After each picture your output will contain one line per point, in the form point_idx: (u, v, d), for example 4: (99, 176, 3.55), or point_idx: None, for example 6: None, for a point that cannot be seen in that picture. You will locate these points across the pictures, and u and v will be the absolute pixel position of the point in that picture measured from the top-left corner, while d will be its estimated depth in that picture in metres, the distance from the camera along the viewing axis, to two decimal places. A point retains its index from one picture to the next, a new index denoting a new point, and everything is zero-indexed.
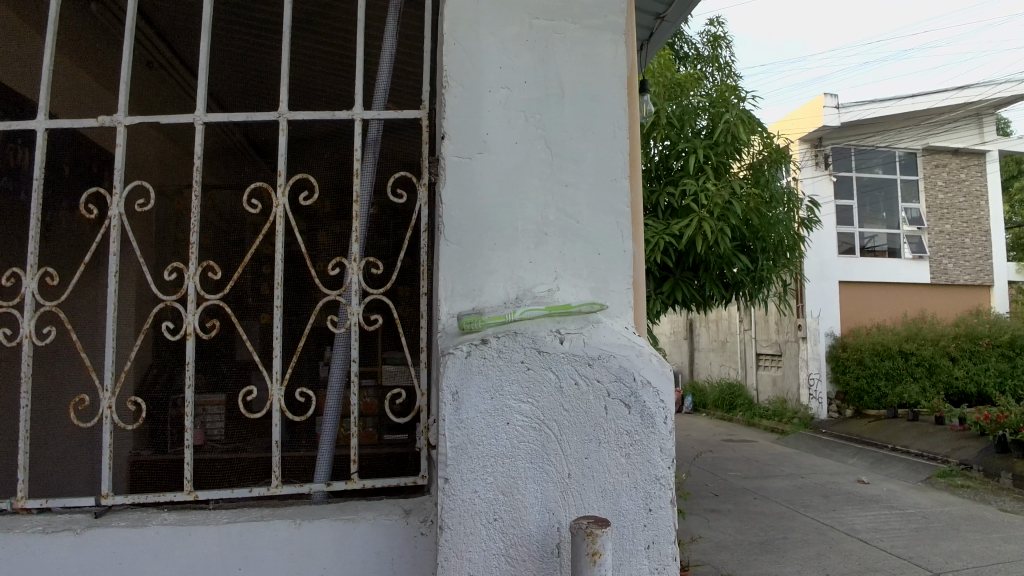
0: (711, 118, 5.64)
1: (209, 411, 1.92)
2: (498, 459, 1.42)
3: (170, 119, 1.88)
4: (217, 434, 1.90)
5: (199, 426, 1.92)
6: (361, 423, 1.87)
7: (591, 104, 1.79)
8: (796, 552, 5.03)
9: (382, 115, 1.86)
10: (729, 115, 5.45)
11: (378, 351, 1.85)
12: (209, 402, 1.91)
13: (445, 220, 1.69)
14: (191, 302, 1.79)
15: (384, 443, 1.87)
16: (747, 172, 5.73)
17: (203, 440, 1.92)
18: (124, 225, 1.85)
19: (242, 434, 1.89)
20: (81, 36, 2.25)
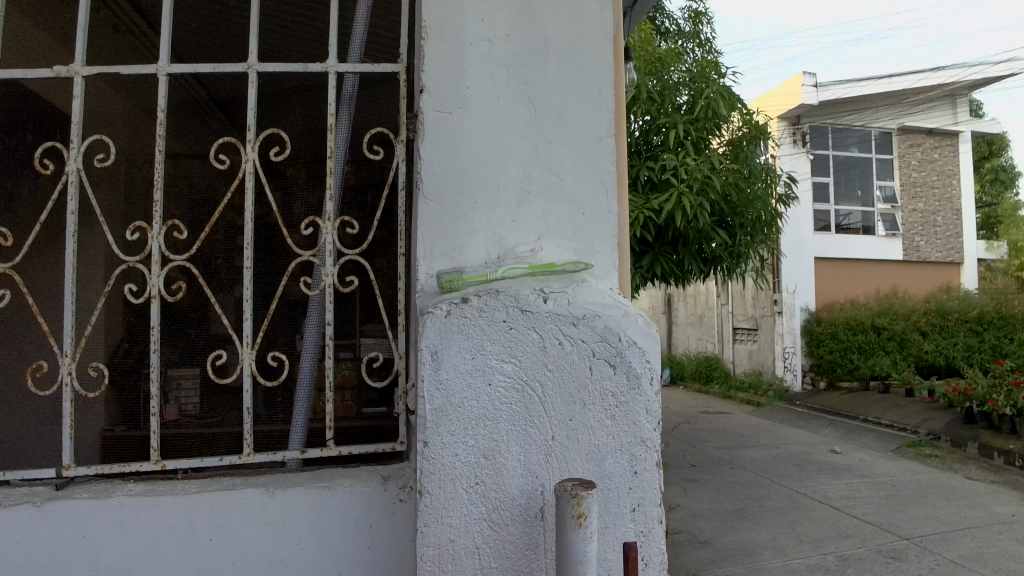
0: (691, 92, 5.59)
1: (183, 385, 1.81)
2: (479, 421, 1.37)
3: (130, 70, 1.77)
4: (191, 409, 1.80)
5: (173, 401, 1.82)
6: (339, 396, 1.79)
7: (577, 58, 1.71)
8: (770, 520, 5.11)
9: (358, 68, 1.76)
10: (709, 89, 5.41)
11: (357, 322, 1.79)
12: (182, 377, 1.81)
13: (424, 178, 1.62)
14: (156, 262, 1.72)
15: (361, 418, 1.80)
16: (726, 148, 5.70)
17: (177, 415, 1.82)
18: (82, 181, 1.76)
19: (218, 404, 1.78)
20: None
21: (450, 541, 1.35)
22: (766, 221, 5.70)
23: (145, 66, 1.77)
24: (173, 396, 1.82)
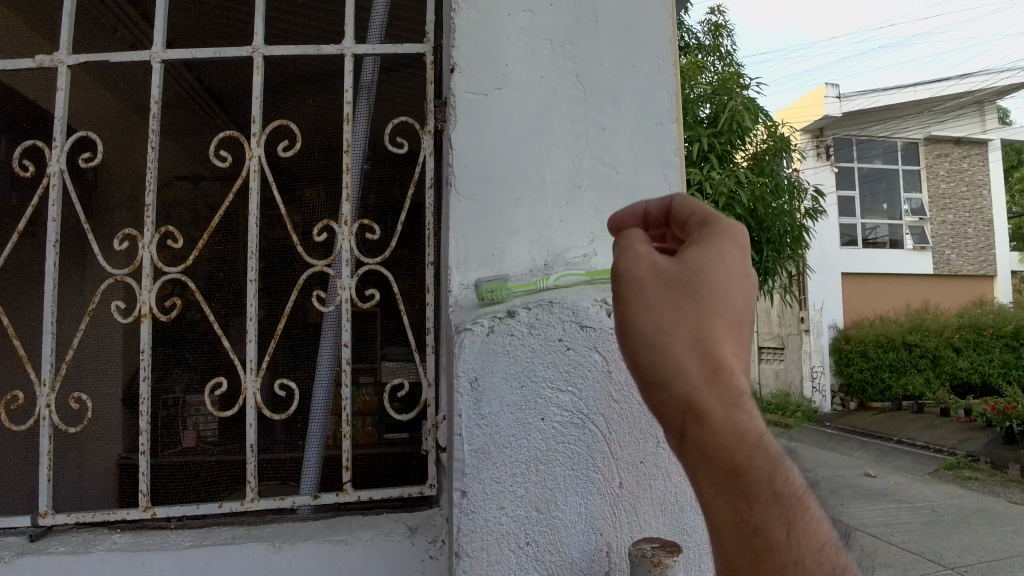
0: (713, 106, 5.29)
1: (201, 411, 1.60)
2: (530, 465, 1.11)
3: (119, 56, 1.55)
4: (212, 434, 1.60)
5: (190, 427, 1.62)
6: (360, 422, 1.56)
7: (631, 30, 1.47)
8: (804, 547, 4.77)
9: (378, 49, 1.52)
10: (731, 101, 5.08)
11: (376, 344, 1.54)
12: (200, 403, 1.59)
13: (457, 170, 1.38)
14: (146, 276, 1.49)
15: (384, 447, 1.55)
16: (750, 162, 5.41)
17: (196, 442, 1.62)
18: (66, 183, 1.53)
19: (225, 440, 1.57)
20: None
21: None
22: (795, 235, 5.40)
23: (137, 51, 1.54)
24: (189, 422, 1.61)
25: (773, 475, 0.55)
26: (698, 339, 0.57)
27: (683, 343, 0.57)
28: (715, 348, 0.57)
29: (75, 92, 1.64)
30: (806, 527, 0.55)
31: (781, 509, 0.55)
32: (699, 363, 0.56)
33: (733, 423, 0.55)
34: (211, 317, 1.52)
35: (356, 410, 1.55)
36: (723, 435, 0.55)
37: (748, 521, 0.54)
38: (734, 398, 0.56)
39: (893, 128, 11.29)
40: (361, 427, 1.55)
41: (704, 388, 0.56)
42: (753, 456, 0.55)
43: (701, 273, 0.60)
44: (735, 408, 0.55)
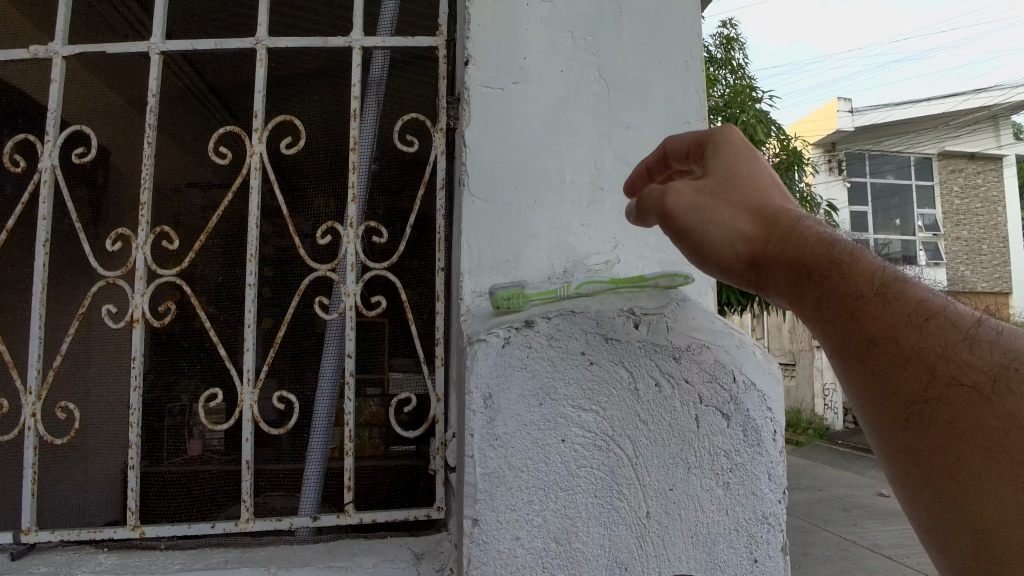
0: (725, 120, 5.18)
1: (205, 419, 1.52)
2: (549, 492, 1.01)
3: (117, 47, 1.47)
4: (216, 445, 1.49)
5: (197, 435, 1.52)
6: (366, 433, 1.48)
7: (657, 24, 1.38)
8: (818, 568, 4.62)
9: (388, 42, 1.44)
10: (744, 115, 4.98)
11: (381, 354, 1.45)
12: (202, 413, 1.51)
13: (471, 170, 1.29)
14: (139, 278, 1.40)
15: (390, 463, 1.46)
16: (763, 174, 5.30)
17: (200, 452, 1.52)
18: (58, 179, 1.45)
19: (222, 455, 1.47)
20: None
21: None
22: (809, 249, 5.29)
23: (135, 42, 1.46)
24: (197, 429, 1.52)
25: (868, 278, 0.57)
26: (738, 212, 0.67)
27: (727, 221, 0.67)
28: (753, 210, 0.66)
29: (71, 85, 1.56)
30: (956, 326, 0.53)
31: (899, 309, 0.55)
32: (747, 217, 0.66)
33: (798, 241, 0.62)
34: (207, 324, 1.43)
35: (362, 421, 1.47)
36: (797, 262, 0.60)
37: (863, 334, 0.56)
38: (790, 232, 0.62)
39: (907, 142, 11.16)
40: (366, 440, 1.48)
41: (764, 244, 0.64)
42: (832, 266, 0.58)
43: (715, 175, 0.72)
44: (797, 233, 0.62)
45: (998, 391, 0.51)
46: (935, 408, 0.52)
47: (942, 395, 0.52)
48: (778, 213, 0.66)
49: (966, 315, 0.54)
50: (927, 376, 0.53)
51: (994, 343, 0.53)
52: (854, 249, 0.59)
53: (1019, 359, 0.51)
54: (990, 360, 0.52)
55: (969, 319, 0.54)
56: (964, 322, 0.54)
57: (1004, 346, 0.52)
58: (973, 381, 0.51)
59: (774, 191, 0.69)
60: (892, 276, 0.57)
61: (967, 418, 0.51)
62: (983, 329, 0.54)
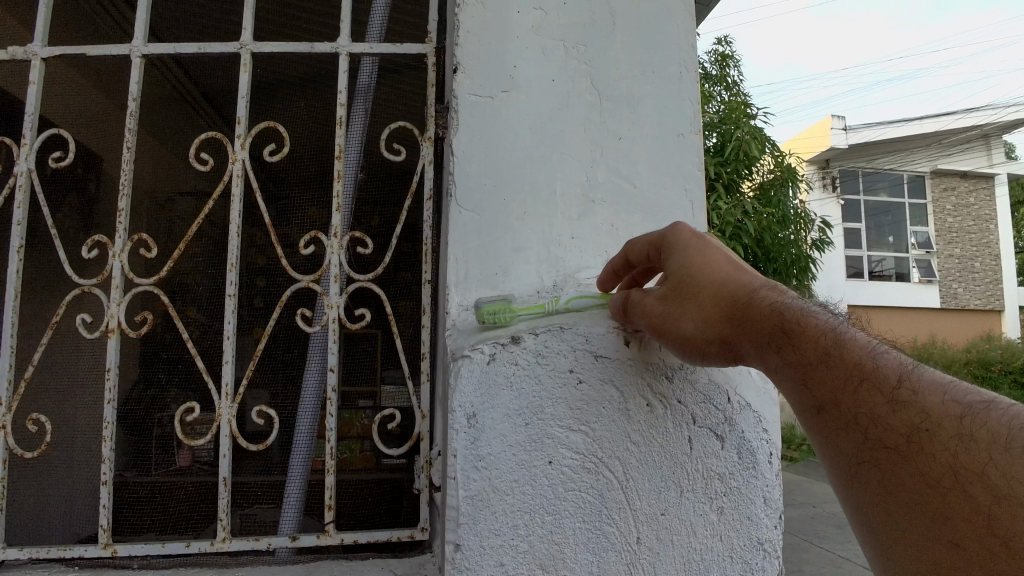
0: (720, 135, 5.17)
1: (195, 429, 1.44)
2: (536, 516, 0.96)
3: (97, 50, 1.43)
4: (205, 456, 1.42)
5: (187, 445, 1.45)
6: (356, 446, 1.41)
7: (650, 33, 1.36)
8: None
9: (376, 48, 1.40)
10: (738, 131, 4.97)
11: (375, 366, 1.41)
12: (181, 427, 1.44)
13: (458, 180, 1.26)
14: (115, 287, 1.36)
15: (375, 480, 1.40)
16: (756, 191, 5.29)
17: (189, 463, 1.45)
18: (34, 182, 1.42)
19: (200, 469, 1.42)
20: None
21: None
22: (802, 266, 5.27)
23: (116, 45, 1.43)
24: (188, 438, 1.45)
25: (810, 350, 0.70)
26: (699, 302, 0.82)
27: (692, 311, 0.83)
28: (709, 297, 0.81)
29: (49, 88, 1.52)
30: (881, 388, 0.63)
31: (833, 377, 0.67)
32: (709, 302, 0.81)
33: (754, 320, 0.76)
34: (185, 335, 1.38)
35: (351, 434, 1.40)
36: (753, 344, 0.75)
37: (811, 403, 0.69)
38: (740, 315, 0.77)
39: (899, 161, 11.22)
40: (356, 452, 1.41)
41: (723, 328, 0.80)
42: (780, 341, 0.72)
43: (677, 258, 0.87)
44: (750, 313, 0.76)
45: (916, 448, 0.60)
46: (867, 462, 0.63)
47: (874, 451, 0.63)
48: (731, 295, 0.80)
49: (893, 372, 0.64)
50: (863, 434, 0.64)
51: (914, 400, 0.62)
52: (797, 324, 0.72)
53: (933, 413, 0.60)
54: (909, 419, 0.61)
55: (895, 377, 0.64)
56: (889, 380, 0.64)
57: (922, 401, 0.61)
58: (895, 436, 0.61)
59: (731, 270, 0.82)
60: (834, 345, 0.69)
61: (891, 470, 0.61)
62: (907, 386, 0.63)
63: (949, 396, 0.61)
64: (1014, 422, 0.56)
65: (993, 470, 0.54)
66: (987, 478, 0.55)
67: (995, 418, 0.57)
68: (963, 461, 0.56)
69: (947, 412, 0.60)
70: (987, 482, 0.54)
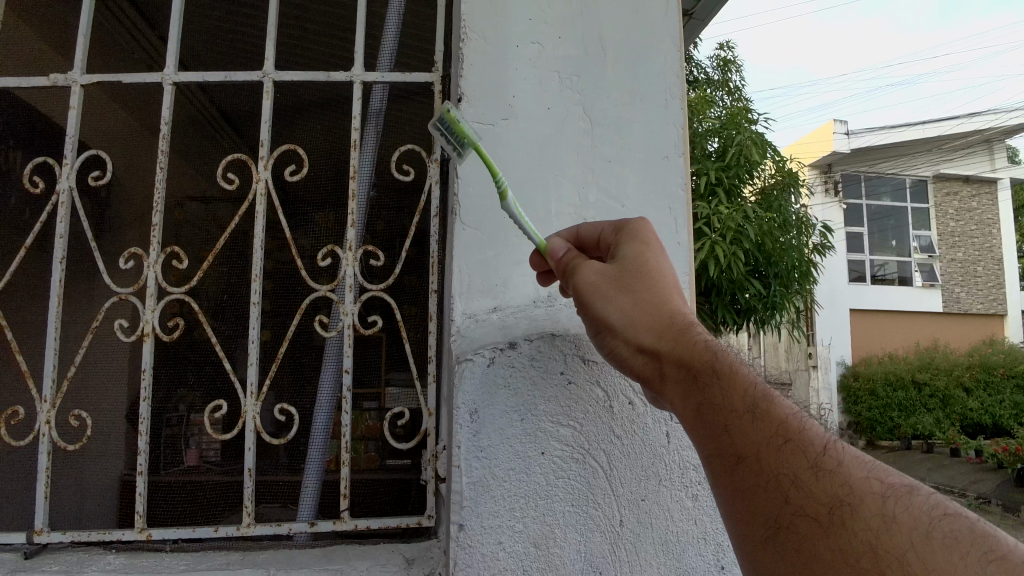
0: (723, 141, 5.27)
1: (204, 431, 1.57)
2: (529, 500, 1.09)
3: (133, 77, 1.57)
4: (212, 456, 1.56)
5: (194, 445, 1.58)
6: (362, 447, 1.54)
7: (637, 64, 1.49)
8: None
9: (387, 77, 1.55)
10: (741, 138, 5.08)
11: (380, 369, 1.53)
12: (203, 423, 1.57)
13: (461, 200, 1.39)
14: (151, 295, 1.49)
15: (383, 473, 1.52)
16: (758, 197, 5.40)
17: (197, 461, 1.58)
18: (75, 200, 1.54)
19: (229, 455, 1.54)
20: None
21: None
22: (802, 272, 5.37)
23: (150, 73, 1.57)
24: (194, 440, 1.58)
25: (740, 400, 0.79)
26: (640, 313, 0.91)
27: (631, 315, 0.92)
28: (648, 317, 0.91)
29: (88, 112, 1.66)
30: (808, 454, 0.74)
31: (764, 432, 0.77)
32: (649, 321, 0.91)
33: (693, 357, 0.85)
34: (214, 339, 1.53)
35: (358, 434, 1.53)
36: (687, 377, 0.84)
37: (731, 448, 0.78)
38: (677, 347, 0.87)
39: (901, 165, 11.30)
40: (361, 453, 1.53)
41: (655, 346, 0.89)
42: (716, 386, 0.81)
43: (636, 272, 0.96)
44: (692, 349, 0.86)
45: (837, 518, 0.70)
46: (786, 523, 0.72)
47: (794, 514, 0.72)
48: (673, 322, 0.90)
49: (819, 443, 0.75)
50: (784, 493, 0.73)
51: (838, 473, 0.73)
52: (734, 372, 0.81)
53: (856, 488, 0.71)
54: (830, 490, 0.72)
55: (822, 447, 0.75)
56: (816, 449, 0.75)
57: (846, 476, 0.72)
58: (819, 506, 0.71)
59: (679, 303, 0.93)
60: (764, 402, 0.79)
61: (812, 538, 0.70)
62: (830, 456, 0.74)
63: (870, 476, 0.72)
64: (931, 511, 0.69)
65: (914, 554, 0.66)
66: (907, 563, 0.65)
67: (912, 504, 0.69)
68: (884, 541, 0.67)
69: (865, 490, 0.71)
70: (908, 568, 0.65)
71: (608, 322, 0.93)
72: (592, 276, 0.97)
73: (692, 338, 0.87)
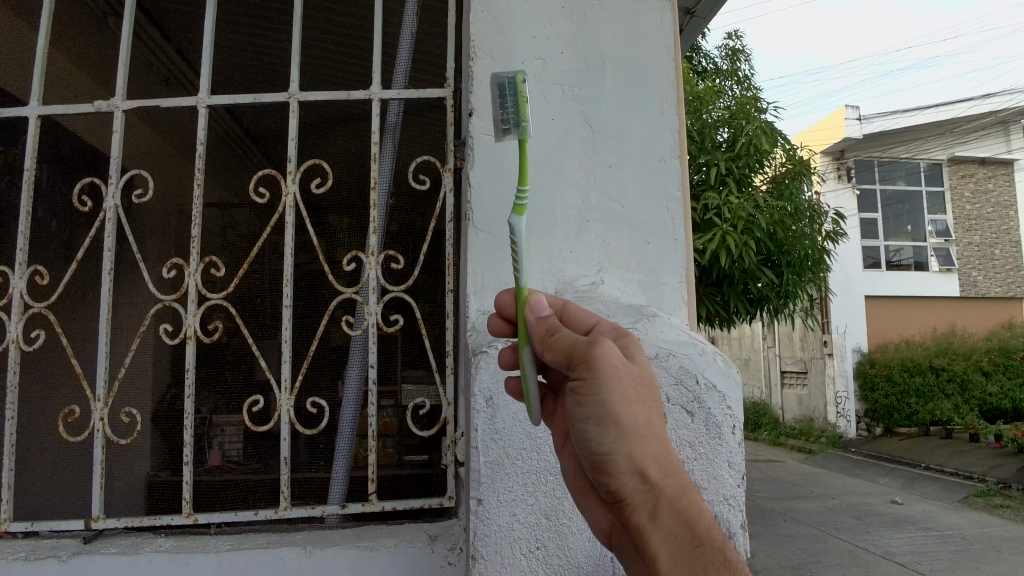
0: (732, 131, 5.33)
1: (228, 431, 1.69)
2: (540, 476, 1.21)
3: (172, 102, 1.74)
4: (235, 455, 1.66)
5: (216, 447, 1.69)
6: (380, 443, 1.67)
7: (634, 76, 1.60)
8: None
9: (403, 93, 1.69)
10: (749, 128, 5.14)
11: (397, 365, 1.66)
12: (228, 422, 1.69)
13: (474, 207, 1.51)
14: (191, 302, 1.65)
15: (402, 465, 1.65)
16: (768, 186, 5.45)
17: (221, 461, 1.67)
18: (120, 217, 1.70)
19: (258, 452, 1.66)
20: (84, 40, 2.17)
21: None
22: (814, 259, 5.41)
23: (186, 97, 1.72)
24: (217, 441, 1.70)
25: None
26: (646, 435, 0.83)
27: (641, 439, 0.82)
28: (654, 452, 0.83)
29: (131, 132, 1.82)
30: None
31: None
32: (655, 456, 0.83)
33: (696, 521, 0.81)
34: (251, 340, 1.68)
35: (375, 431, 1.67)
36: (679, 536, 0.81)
37: None
38: (677, 499, 0.82)
39: (914, 149, 11.24)
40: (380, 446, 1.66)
41: (655, 479, 0.82)
42: (718, 561, 0.79)
43: (649, 387, 0.87)
44: (695, 509, 0.82)
45: None
46: None
47: None
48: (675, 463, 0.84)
49: None
50: None
51: None
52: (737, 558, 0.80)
53: None
54: None
55: None
56: None
57: None
58: None
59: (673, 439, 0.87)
60: None
61: None
62: None
63: None
64: None
65: None
66: None
67: None
68: None
69: None
70: None
71: (613, 415, 0.81)
72: (619, 363, 0.83)
73: (685, 490, 0.84)
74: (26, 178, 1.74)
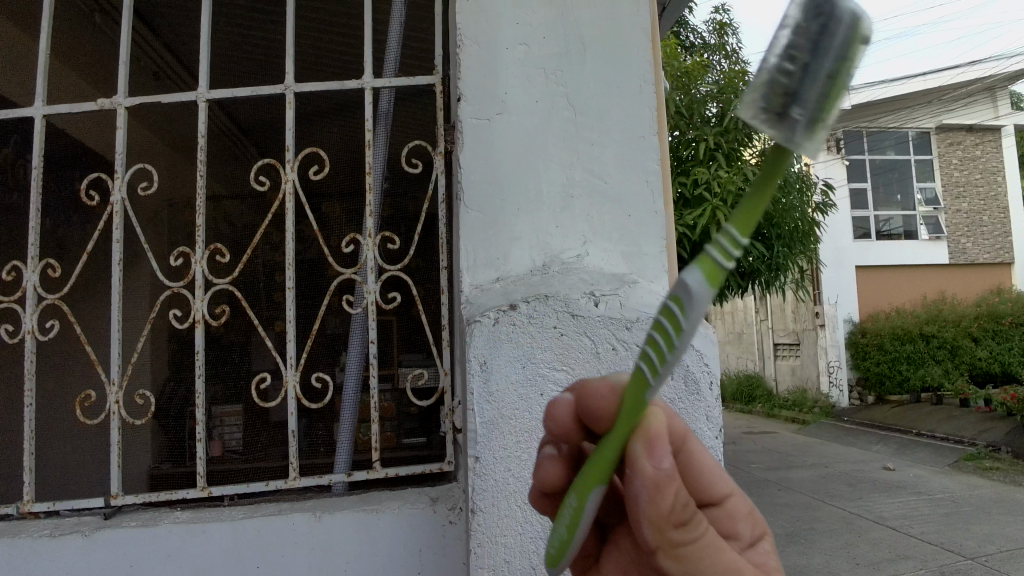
0: (721, 106, 5.40)
1: (229, 419, 1.81)
2: (532, 433, 1.32)
3: (172, 97, 1.80)
4: (235, 444, 1.79)
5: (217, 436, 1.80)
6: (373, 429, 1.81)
7: (614, 58, 1.68)
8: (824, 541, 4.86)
9: (394, 82, 1.77)
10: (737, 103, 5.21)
11: (392, 352, 1.77)
12: (227, 413, 1.81)
13: (465, 187, 1.60)
14: (200, 287, 1.73)
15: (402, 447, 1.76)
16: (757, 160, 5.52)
17: (221, 451, 1.80)
18: (127, 210, 1.77)
19: (257, 440, 1.80)
20: (80, 40, 2.24)
21: (506, 561, 1.29)
22: (803, 231, 5.51)
23: (186, 92, 1.79)
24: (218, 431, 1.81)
25: None
26: None
27: None
28: None
29: (135, 127, 1.90)
30: None
31: None
32: None
33: None
34: (256, 322, 1.75)
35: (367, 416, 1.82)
36: None
37: None
38: None
39: (903, 118, 11.30)
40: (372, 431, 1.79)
41: None
42: None
43: None
44: None
45: None
46: None
47: None
48: None
49: None
50: None
51: None
52: None
53: None
54: None
55: None
56: None
57: None
58: None
59: None
60: None
61: None
62: None
63: None
64: None
65: None
66: None
67: None
68: None
69: None
70: None
71: None
72: None
73: None
74: (33, 173, 1.80)
